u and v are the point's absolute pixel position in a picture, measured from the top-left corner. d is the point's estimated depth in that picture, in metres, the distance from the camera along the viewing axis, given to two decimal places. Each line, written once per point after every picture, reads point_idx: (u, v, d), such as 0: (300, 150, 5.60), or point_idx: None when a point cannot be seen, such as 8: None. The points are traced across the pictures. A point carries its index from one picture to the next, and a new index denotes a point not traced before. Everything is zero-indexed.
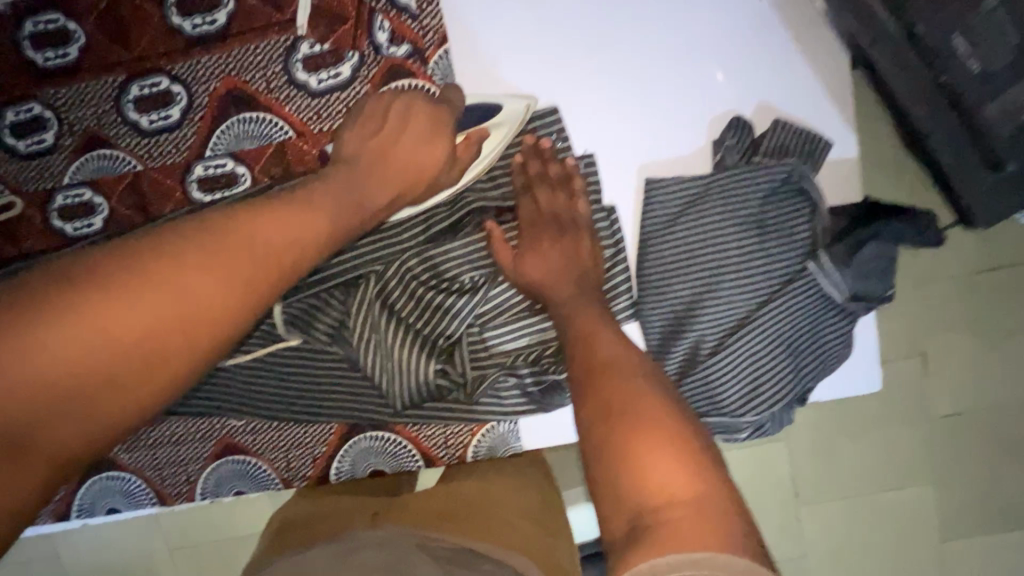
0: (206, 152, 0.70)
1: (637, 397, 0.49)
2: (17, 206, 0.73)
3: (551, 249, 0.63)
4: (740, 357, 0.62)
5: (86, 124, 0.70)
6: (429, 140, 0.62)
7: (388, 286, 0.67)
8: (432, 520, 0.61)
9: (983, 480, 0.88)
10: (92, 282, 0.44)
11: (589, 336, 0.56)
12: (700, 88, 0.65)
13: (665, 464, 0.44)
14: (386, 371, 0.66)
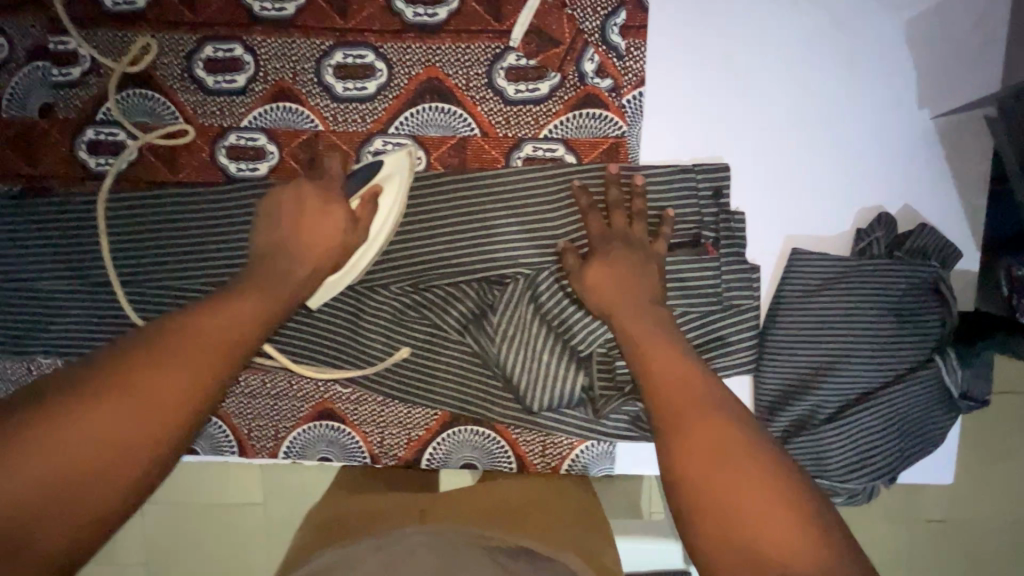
0: (390, 129, 0.73)
1: (721, 432, 0.50)
2: (188, 134, 0.74)
3: (604, 269, 0.66)
4: (855, 429, 0.67)
5: (281, 76, 0.73)
6: (323, 207, 0.67)
7: (539, 289, 0.70)
8: (481, 522, 0.62)
9: None
10: (67, 399, 0.49)
11: (660, 358, 0.58)
12: (860, 180, 0.71)
13: (757, 500, 0.45)
14: (527, 368, 0.69)
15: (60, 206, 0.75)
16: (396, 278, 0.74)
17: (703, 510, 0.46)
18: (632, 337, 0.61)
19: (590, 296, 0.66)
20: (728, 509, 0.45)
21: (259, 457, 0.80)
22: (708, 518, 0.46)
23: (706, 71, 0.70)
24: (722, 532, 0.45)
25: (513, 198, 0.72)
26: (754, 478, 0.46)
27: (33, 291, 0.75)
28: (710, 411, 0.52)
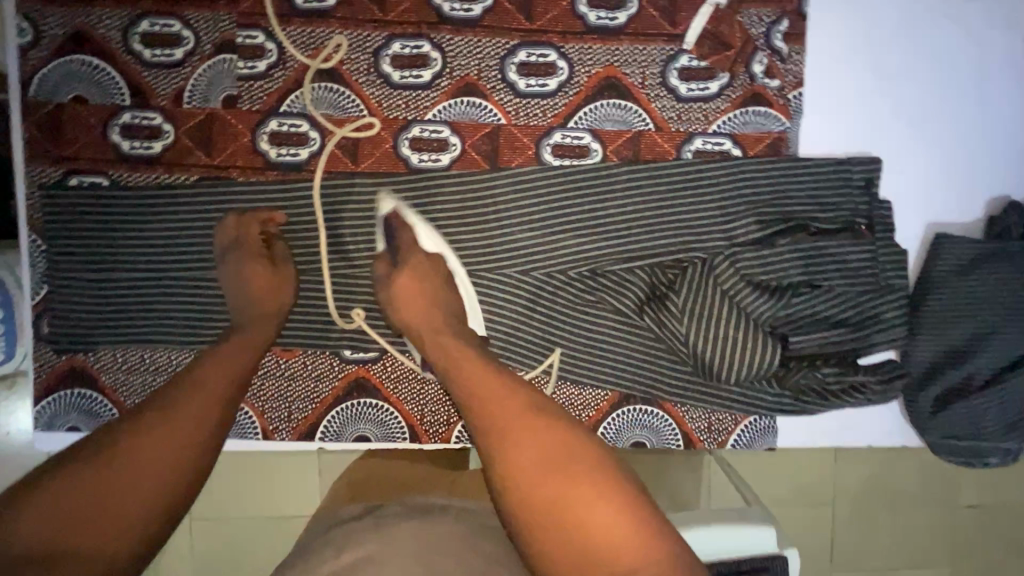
0: (569, 123, 0.78)
1: (525, 440, 0.57)
2: (375, 127, 0.77)
3: (412, 282, 0.70)
4: (1009, 394, 0.74)
5: (466, 72, 0.77)
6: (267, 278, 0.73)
7: (717, 269, 0.76)
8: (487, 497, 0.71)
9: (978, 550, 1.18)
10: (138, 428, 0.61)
11: (486, 372, 0.63)
12: (989, 173, 0.80)
13: (592, 508, 0.53)
14: (713, 342, 0.75)
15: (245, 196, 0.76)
16: (574, 264, 0.78)
17: (548, 522, 0.53)
18: (467, 365, 0.63)
19: (403, 319, 0.70)
20: (554, 526, 0.53)
21: (431, 443, 0.82)
22: (551, 529, 0.53)
23: (853, 76, 0.78)
24: (585, 548, 0.52)
25: (688, 186, 0.77)
26: (592, 483, 0.55)
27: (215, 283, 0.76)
28: (541, 437, 0.57)
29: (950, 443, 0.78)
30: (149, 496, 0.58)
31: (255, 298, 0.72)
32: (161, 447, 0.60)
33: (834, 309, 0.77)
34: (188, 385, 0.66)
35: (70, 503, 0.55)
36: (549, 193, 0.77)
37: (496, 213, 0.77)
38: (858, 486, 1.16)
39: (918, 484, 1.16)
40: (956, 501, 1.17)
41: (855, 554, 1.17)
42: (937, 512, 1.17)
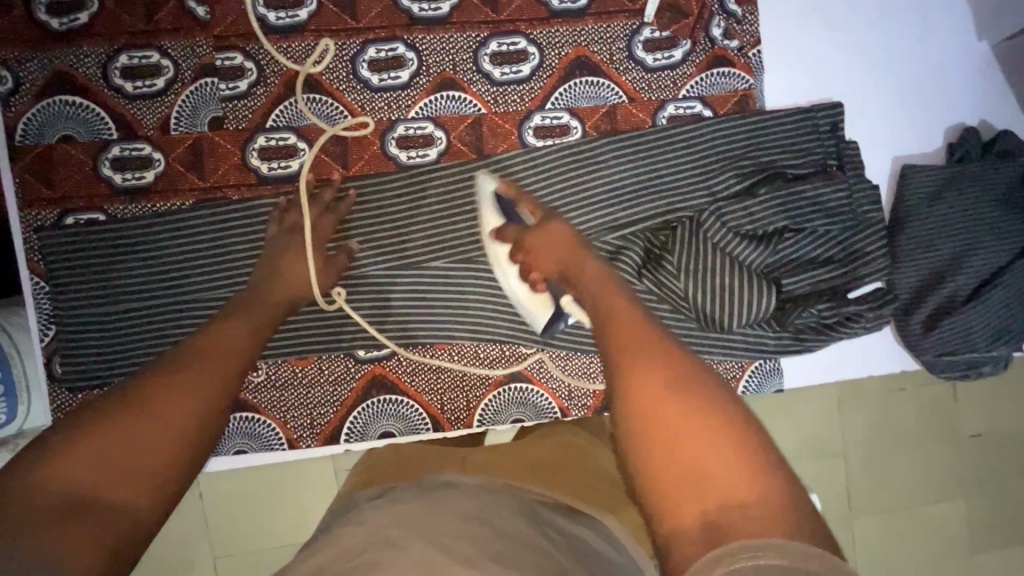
0: (547, 104, 0.81)
1: (650, 361, 0.52)
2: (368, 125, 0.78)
3: (561, 232, 0.69)
4: (994, 303, 0.78)
5: (442, 68, 0.80)
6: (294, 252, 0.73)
7: (706, 224, 0.79)
8: (526, 476, 0.67)
9: (992, 474, 1.23)
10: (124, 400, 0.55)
11: (615, 306, 0.59)
12: (943, 103, 0.85)
13: (711, 451, 0.45)
14: (711, 292, 0.78)
15: (243, 213, 0.78)
16: None
17: (655, 437, 0.47)
18: (608, 301, 0.60)
19: (546, 260, 0.69)
20: (668, 448, 0.46)
21: (454, 430, 0.84)
22: (657, 450, 0.47)
23: (807, 28, 0.83)
24: (687, 481, 0.45)
25: (668, 150, 0.81)
26: (703, 416, 0.47)
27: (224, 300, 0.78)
28: (665, 364, 0.51)
29: (945, 359, 0.82)
30: (159, 462, 0.52)
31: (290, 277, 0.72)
32: (179, 407, 0.55)
33: (818, 248, 0.81)
34: (193, 352, 0.61)
35: (82, 459, 0.49)
36: (539, 174, 0.80)
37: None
38: (863, 427, 1.21)
39: (930, 423, 1.22)
40: (958, 431, 1.23)
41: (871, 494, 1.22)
42: (947, 444, 1.23)
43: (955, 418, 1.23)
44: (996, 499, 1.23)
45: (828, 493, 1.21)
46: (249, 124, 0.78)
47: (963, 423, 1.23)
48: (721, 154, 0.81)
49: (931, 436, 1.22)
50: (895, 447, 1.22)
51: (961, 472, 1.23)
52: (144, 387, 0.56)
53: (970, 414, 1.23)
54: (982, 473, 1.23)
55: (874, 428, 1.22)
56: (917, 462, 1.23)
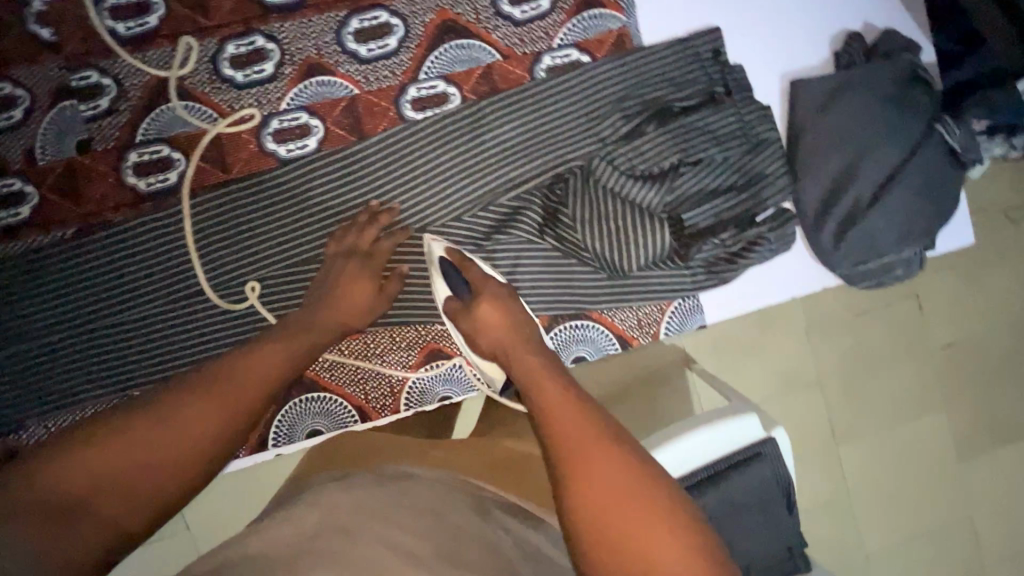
0: (420, 75, 0.79)
1: (594, 464, 0.52)
2: (254, 118, 0.78)
3: (494, 311, 0.70)
4: (893, 207, 0.78)
5: (306, 55, 0.78)
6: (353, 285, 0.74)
7: (595, 171, 0.78)
8: (482, 472, 0.71)
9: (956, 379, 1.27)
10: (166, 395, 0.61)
11: (547, 403, 0.57)
12: (823, 11, 0.84)
13: (667, 550, 0.48)
14: (609, 238, 0.77)
15: (129, 234, 0.76)
16: (463, 208, 0.79)
17: (620, 555, 0.48)
18: (542, 382, 0.60)
19: (485, 339, 0.69)
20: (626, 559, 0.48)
21: (383, 417, 0.83)
22: (614, 554, 0.48)
23: None
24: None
25: (549, 101, 0.79)
26: (645, 504, 0.50)
27: (128, 324, 0.77)
28: (617, 463, 0.52)
29: (859, 270, 0.81)
30: (158, 471, 0.57)
31: (339, 303, 0.73)
32: (187, 431, 0.59)
33: (717, 177, 0.80)
34: (229, 374, 0.64)
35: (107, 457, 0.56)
36: (422, 147, 0.78)
37: (380, 180, 0.78)
38: (836, 347, 1.27)
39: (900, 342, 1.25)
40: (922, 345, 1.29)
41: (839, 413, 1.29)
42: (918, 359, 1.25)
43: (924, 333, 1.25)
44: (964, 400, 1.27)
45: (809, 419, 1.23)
46: (119, 142, 0.76)
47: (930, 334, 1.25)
48: (604, 97, 0.80)
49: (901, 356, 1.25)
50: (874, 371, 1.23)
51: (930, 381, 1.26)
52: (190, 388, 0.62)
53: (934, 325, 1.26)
54: (949, 380, 1.26)
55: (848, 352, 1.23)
56: (893, 380, 1.25)
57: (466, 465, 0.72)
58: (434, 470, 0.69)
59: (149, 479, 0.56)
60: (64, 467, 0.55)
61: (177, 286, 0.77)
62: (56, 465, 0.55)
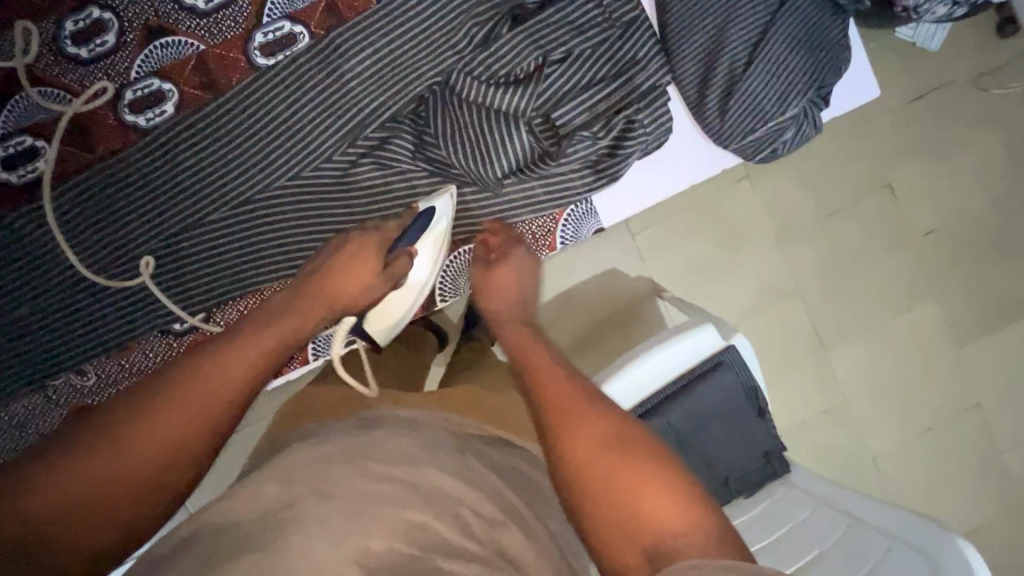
0: (263, 19, 0.77)
1: (575, 420, 0.58)
2: (110, 90, 0.76)
3: (510, 276, 0.75)
4: (769, 64, 0.73)
5: (145, 18, 0.76)
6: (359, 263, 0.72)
7: (455, 85, 0.77)
8: (460, 412, 0.77)
9: (924, 265, 1.37)
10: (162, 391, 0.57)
11: (534, 366, 0.64)
12: None
13: (655, 494, 0.52)
14: (479, 152, 0.76)
15: (19, 232, 0.76)
16: (332, 147, 0.79)
17: (614, 499, 0.53)
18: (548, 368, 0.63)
19: (486, 306, 0.75)
20: (622, 504, 0.52)
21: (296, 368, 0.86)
22: (619, 489, 0.53)
23: None
24: (632, 513, 0.52)
25: (398, 21, 0.77)
26: (641, 463, 0.54)
27: (37, 319, 0.77)
28: (604, 421, 0.57)
29: (750, 140, 0.76)
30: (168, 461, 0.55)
31: (336, 282, 0.71)
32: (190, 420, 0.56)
33: (585, 72, 0.77)
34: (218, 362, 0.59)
35: (95, 470, 0.53)
36: (282, 92, 0.78)
37: (248, 133, 0.78)
38: (813, 252, 1.35)
39: (871, 238, 1.36)
40: (903, 236, 1.36)
41: (818, 314, 1.36)
42: (906, 247, 1.37)
43: (897, 227, 1.36)
44: (932, 282, 1.37)
45: (790, 325, 1.36)
46: None
47: (908, 224, 1.36)
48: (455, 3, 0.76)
49: (872, 257, 1.36)
50: (851, 277, 1.36)
51: (906, 269, 1.37)
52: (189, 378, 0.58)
53: (905, 216, 1.36)
54: (918, 267, 1.37)
55: (819, 255, 1.35)
56: (872, 275, 1.37)
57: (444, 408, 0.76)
58: (406, 409, 0.72)
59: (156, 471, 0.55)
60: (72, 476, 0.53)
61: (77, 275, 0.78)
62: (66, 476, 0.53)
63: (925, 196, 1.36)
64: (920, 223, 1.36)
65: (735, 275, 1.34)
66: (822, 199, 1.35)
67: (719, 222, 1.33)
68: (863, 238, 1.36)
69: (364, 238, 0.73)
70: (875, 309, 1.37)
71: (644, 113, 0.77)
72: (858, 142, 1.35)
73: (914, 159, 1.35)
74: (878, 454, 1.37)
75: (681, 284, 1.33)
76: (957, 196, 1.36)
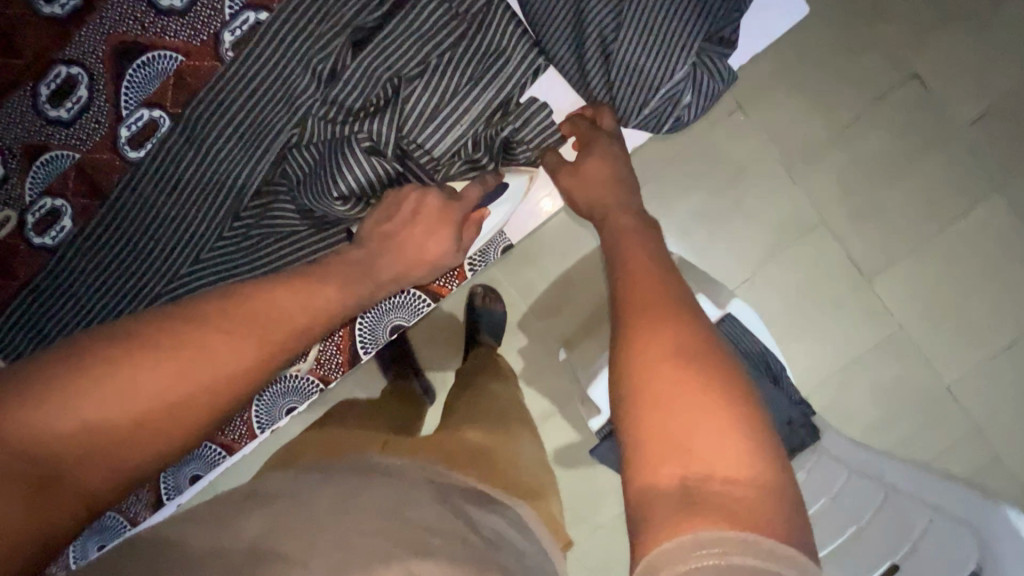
0: (123, 112, 0.76)
1: (654, 337, 0.50)
2: (13, 218, 0.79)
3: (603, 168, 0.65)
4: (641, 21, 0.62)
5: (22, 141, 0.77)
6: (436, 230, 0.67)
7: (315, 133, 0.72)
8: (446, 459, 0.74)
9: (977, 160, 1.14)
10: (225, 323, 0.54)
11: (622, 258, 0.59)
12: None
13: (711, 439, 0.43)
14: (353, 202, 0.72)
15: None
16: (222, 224, 0.77)
17: (661, 430, 0.44)
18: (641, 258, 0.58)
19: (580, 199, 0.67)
20: (672, 427, 0.44)
21: (248, 444, 0.85)
22: (662, 423, 0.45)
23: None
24: (677, 455, 0.43)
25: (242, 81, 0.72)
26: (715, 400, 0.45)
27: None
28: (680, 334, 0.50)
29: (646, 113, 0.65)
30: (192, 415, 0.51)
31: (404, 250, 0.66)
32: (232, 379, 0.52)
33: (446, 81, 0.69)
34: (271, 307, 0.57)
35: (102, 409, 0.48)
36: (158, 181, 0.76)
37: (139, 226, 0.78)
38: (825, 178, 1.18)
39: (898, 144, 1.15)
40: (943, 133, 1.14)
41: (851, 245, 1.19)
42: (944, 143, 1.14)
43: (934, 125, 1.14)
44: (990, 178, 1.14)
45: (818, 264, 1.20)
46: None
47: (946, 118, 1.13)
48: (293, 44, 0.70)
49: (904, 169, 1.16)
50: (879, 199, 1.17)
51: (953, 171, 1.15)
52: (252, 310, 0.55)
53: (939, 108, 1.13)
54: (968, 165, 1.14)
55: (837, 180, 1.17)
56: (906, 187, 1.16)
57: (431, 455, 0.74)
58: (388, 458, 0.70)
59: (173, 428, 0.50)
60: (93, 395, 0.48)
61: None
62: (89, 394, 0.47)
63: (965, 78, 1.12)
64: (962, 112, 1.13)
65: (741, 222, 1.20)
66: (831, 111, 1.15)
67: (713, 167, 1.19)
68: (889, 149, 1.16)
69: (445, 207, 0.68)
70: (918, 226, 1.17)
71: (518, 129, 0.70)
72: (865, 33, 1.13)
73: (940, 34, 1.11)
74: (952, 383, 1.20)
75: (685, 242, 1.22)
76: (1006, 68, 1.11)
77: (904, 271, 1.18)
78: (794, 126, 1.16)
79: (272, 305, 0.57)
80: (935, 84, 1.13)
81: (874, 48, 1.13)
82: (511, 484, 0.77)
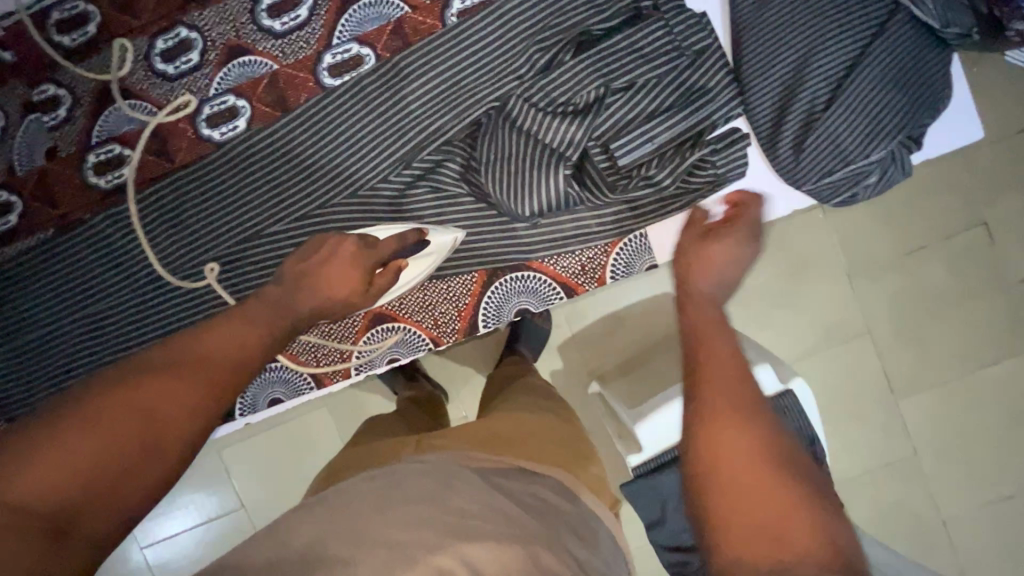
0: (333, 40, 0.79)
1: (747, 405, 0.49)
2: (191, 103, 0.81)
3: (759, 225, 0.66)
4: (852, 104, 0.69)
5: (227, 37, 0.80)
6: (346, 275, 0.67)
7: (511, 112, 0.76)
8: (482, 445, 0.73)
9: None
10: (155, 368, 0.53)
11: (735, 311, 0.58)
12: None
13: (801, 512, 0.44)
14: (517, 188, 0.75)
15: (101, 232, 0.82)
16: (386, 170, 0.80)
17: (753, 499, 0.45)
18: None
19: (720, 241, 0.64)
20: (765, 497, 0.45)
21: (337, 383, 0.86)
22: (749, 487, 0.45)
23: None
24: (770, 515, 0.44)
25: (458, 46, 0.76)
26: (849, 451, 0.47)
27: (113, 310, 0.83)
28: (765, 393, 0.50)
29: (827, 181, 0.73)
30: (147, 463, 0.49)
31: (325, 292, 0.66)
32: (173, 414, 0.51)
33: (649, 101, 0.74)
34: (195, 351, 0.55)
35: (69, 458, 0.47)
36: (343, 112, 0.79)
37: (307, 149, 0.80)
38: (891, 293, 1.23)
39: (964, 281, 1.22)
40: (996, 281, 1.22)
41: (894, 361, 1.24)
42: (1000, 293, 1.22)
43: (997, 274, 1.22)
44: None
45: (863, 369, 1.24)
46: (78, 141, 0.82)
47: (1009, 271, 1.21)
48: (519, 30, 0.75)
49: (961, 307, 1.23)
50: (932, 329, 1.23)
51: (1001, 321, 1.22)
52: (170, 353, 0.55)
53: (1006, 261, 1.21)
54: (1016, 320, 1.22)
55: (902, 298, 1.23)
56: (957, 322, 1.23)
57: (467, 444, 0.73)
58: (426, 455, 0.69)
59: (144, 471, 0.49)
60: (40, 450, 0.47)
61: (152, 273, 0.82)
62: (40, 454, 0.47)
63: None
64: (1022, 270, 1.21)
65: (800, 309, 1.24)
66: (905, 235, 1.22)
67: (789, 253, 1.23)
68: (953, 285, 1.22)
69: (358, 254, 0.69)
70: (959, 362, 1.23)
71: (714, 151, 0.74)
72: (961, 176, 1.20)
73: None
74: (949, 518, 1.24)
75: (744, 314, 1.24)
76: None
77: (935, 400, 1.24)
78: (877, 235, 1.22)
79: (163, 356, 0.54)
80: (1006, 239, 1.21)
81: (966, 191, 1.20)
82: (564, 464, 0.76)
